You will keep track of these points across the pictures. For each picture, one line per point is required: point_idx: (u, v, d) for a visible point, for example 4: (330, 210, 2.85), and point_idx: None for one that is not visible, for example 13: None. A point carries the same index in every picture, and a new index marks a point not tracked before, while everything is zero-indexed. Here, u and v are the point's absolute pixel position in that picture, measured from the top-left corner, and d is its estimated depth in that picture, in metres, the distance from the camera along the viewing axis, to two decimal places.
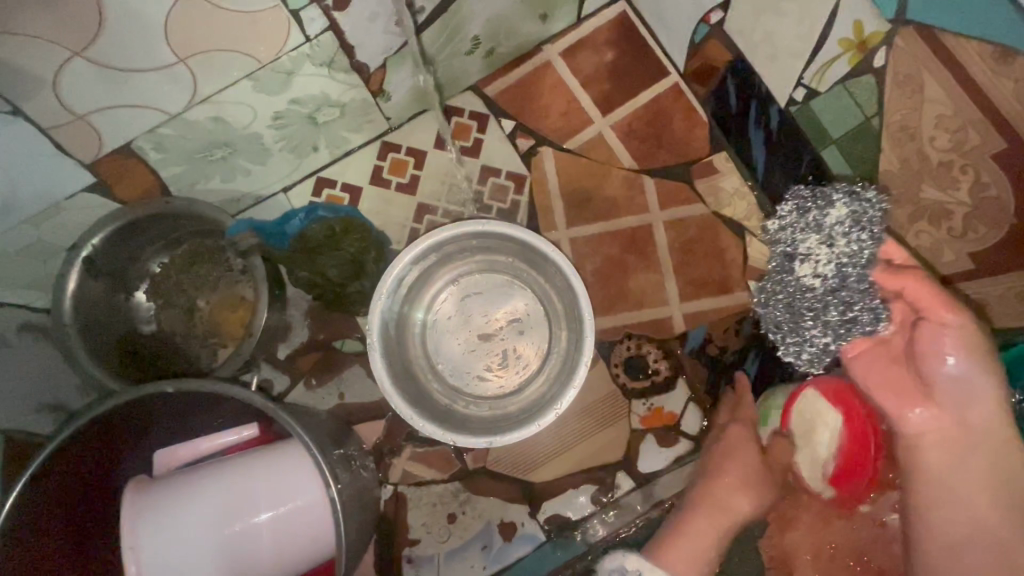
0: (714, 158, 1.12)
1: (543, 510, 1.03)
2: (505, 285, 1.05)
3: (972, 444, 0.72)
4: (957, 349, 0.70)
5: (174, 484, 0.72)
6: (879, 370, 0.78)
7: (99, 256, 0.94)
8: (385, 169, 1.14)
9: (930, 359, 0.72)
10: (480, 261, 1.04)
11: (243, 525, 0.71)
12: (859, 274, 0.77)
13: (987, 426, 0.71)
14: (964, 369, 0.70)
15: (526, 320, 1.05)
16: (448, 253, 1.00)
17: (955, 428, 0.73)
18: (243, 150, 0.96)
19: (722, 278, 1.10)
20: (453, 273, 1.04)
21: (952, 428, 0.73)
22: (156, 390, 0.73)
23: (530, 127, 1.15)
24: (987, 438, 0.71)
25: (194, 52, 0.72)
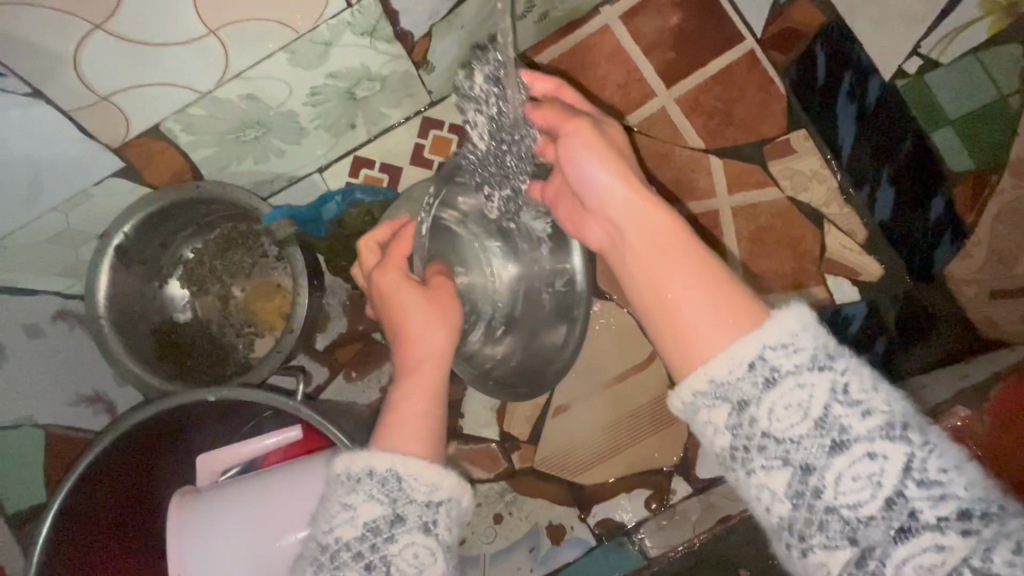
0: (792, 137, 1.00)
1: (593, 513, 0.99)
2: (533, 245, 0.90)
3: (654, 237, 0.60)
4: (628, 161, 0.66)
5: (200, 502, 0.68)
6: (564, 201, 0.75)
7: (130, 245, 0.89)
8: (427, 149, 1.09)
9: (573, 157, 0.66)
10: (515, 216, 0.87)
11: (273, 545, 0.66)
12: (519, 155, 0.76)
13: (624, 207, 0.63)
14: (608, 177, 0.64)
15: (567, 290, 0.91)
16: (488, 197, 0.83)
17: (620, 202, 0.63)
18: (276, 130, 0.89)
19: (792, 271, 1.00)
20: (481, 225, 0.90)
21: (620, 222, 0.63)
22: (200, 396, 0.71)
23: (584, 102, 1.05)
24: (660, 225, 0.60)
25: (226, 23, 0.64)
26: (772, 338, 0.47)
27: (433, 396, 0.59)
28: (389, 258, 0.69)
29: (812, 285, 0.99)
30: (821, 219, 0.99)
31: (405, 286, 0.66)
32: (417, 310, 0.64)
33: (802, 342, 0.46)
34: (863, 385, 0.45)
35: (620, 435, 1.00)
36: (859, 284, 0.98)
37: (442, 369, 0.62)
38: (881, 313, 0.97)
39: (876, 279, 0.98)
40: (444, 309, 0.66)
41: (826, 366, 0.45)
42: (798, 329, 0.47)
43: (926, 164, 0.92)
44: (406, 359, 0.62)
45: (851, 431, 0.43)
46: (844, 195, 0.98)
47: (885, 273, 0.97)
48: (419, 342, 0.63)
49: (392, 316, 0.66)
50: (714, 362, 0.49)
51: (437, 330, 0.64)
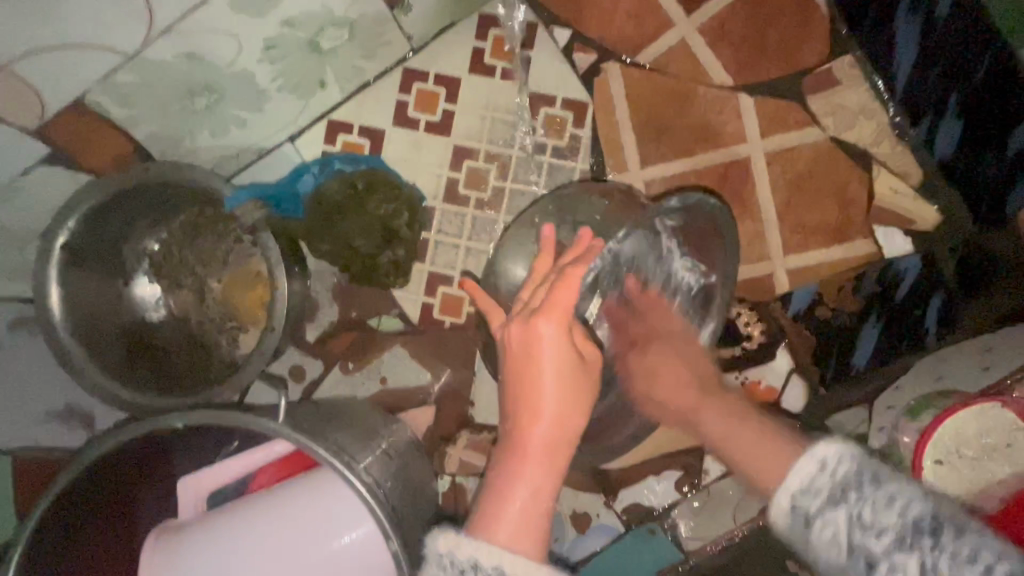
0: (834, 65, 0.86)
1: (620, 499, 0.92)
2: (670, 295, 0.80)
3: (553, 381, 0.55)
4: (670, 376, 0.74)
5: (243, 511, 0.60)
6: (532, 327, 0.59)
7: (78, 242, 0.77)
8: (410, 105, 0.91)
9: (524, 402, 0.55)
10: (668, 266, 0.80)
11: (335, 546, 0.59)
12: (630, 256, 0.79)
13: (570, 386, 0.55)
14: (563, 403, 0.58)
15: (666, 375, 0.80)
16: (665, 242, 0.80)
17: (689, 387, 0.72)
18: (233, 94, 0.77)
19: (836, 224, 0.88)
20: (619, 259, 0.79)
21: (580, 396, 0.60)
22: (164, 425, 0.60)
23: (589, 37, 0.89)
24: (696, 402, 0.70)
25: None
26: (796, 483, 0.47)
27: (552, 486, 0.52)
28: (549, 300, 0.55)
29: (859, 239, 0.88)
30: (869, 160, 0.87)
31: (561, 346, 0.55)
32: (556, 382, 0.54)
33: (820, 483, 0.45)
34: (876, 502, 0.42)
35: None
36: (911, 234, 0.87)
37: (564, 458, 0.54)
38: (937, 268, 0.86)
39: (931, 227, 0.86)
40: (583, 389, 0.55)
41: (854, 496, 0.43)
42: (817, 471, 0.45)
43: (1006, 82, 0.73)
44: (527, 438, 0.53)
45: (874, 554, 0.42)
46: (896, 133, 0.86)
47: (942, 219, 0.86)
48: (548, 421, 0.53)
49: (525, 373, 0.55)
50: (781, 490, 0.48)
51: (573, 413, 0.54)
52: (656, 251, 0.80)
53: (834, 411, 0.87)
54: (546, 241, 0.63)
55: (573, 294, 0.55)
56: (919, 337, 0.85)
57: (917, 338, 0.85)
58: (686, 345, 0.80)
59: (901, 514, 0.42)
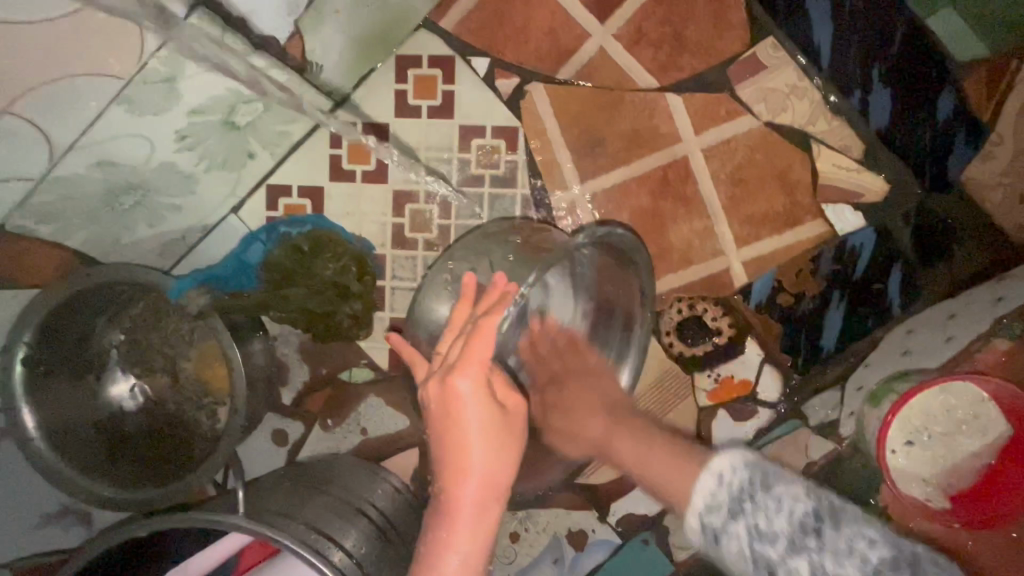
0: (758, 49, 0.84)
1: (613, 512, 0.92)
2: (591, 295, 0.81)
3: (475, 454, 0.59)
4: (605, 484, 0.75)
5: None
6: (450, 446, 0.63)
7: (37, 354, 0.79)
8: (344, 158, 0.90)
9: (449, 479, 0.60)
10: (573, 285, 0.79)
11: None
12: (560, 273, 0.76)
13: (486, 452, 0.59)
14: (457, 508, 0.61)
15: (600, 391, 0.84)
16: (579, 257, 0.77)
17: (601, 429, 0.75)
18: (158, 188, 0.77)
19: (786, 209, 0.87)
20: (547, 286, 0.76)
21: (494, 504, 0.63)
22: (129, 536, 0.61)
23: (508, 62, 0.88)
24: (606, 433, 0.74)
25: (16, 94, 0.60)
26: (704, 497, 0.57)
27: (478, 555, 0.58)
28: (465, 356, 0.59)
29: (810, 219, 0.86)
30: (808, 140, 0.85)
31: (475, 400, 0.59)
32: (480, 441, 0.59)
33: (722, 495, 0.56)
34: (839, 548, 0.50)
35: None
36: (862, 206, 0.85)
37: (492, 515, 0.60)
38: (893, 238, 0.84)
39: (881, 198, 0.84)
40: (508, 442, 0.60)
41: (749, 497, 0.54)
42: (716, 484, 0.56)
43: (917, 53, 0.80)
44: (456, 501, 0.58)
45: (773, 560, 0.50)
46: (829, 107, 0.84)
47: (890, 187, 0.84)
48: (475, 480, 0.58)
49: (451, 437, 0.59)
50: (694, 502, 0.57)
51: (500, 469, 0.60)
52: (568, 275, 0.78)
53: (810, 396, 0.86)
54: (467, 288, 0.65)
55: (485, 350, 0.59)
56: (886, 311, 0.84)
57: (883, 311, 0.84)
58: (616, 370, 0.84)
59: (861, 562, 0.49)
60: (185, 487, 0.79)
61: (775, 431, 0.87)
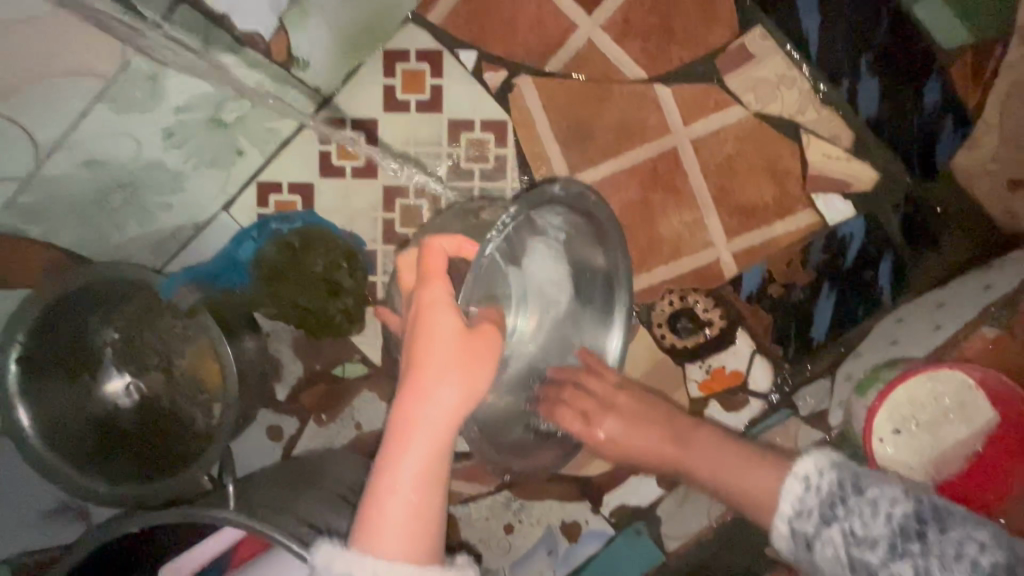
0: (747, 39, 0.84)
1: (606, 503, 0.92)
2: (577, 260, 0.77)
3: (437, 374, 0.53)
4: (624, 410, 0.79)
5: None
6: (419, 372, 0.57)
7: (32, 352, 0.80)
8: (333, 154, 0.90)
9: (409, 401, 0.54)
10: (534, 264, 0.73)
11: None
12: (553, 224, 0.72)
13: (450, 374, 0.53)
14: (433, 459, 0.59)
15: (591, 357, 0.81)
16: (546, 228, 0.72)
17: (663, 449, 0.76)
18: (148, 186, 0.78)
19: (775, 199, 0.86)
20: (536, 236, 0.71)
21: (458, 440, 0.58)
22: (122, 531, 0.62)
23: (495, 55, 0.88)
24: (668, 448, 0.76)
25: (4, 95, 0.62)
26: (789, 509, 0.60)
27: (429, 492, 0.52)
28: (427, 270, 0.55)
29: (801, 210, 0.86)
30: (798, 130, 0.85)
31: (443, 314, 0.53)
32: (444, 360, 0.52)
33: (809, 501, 0.59)
34: (863, 512, 0.55)
35: None
36: (853, 196, 0.85)
37: (449, 440, 0.53)
38: (883, 226, 0.84)
39: (871, 187, 0.84)
40: (476, 365, 0.54)
41: (840, 501, 0.57)
42: (803, 488, 0.60)
43: (904, 42, 0.79)
44: (412, 419, 0.52)
45: (874, 565, 0.53)
46: (818, 96, 0.83)
47: (881, 176, 0.84)
48: (433, 399, 0.52)
49: (416, 351, 0.53)
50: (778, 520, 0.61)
51: (459, 389, 0.53)
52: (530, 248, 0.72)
53: (801, 386, 0.87)
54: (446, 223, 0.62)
55: (451, 266, 0.55)
56: (876, 300, 0.85)
57: (873, 301, 0.85)
58: (600, 329, 0.82)
59: (888, 519, 0.54)
60: (182, 482, 0.80)
61: (765, 421, 0.88)
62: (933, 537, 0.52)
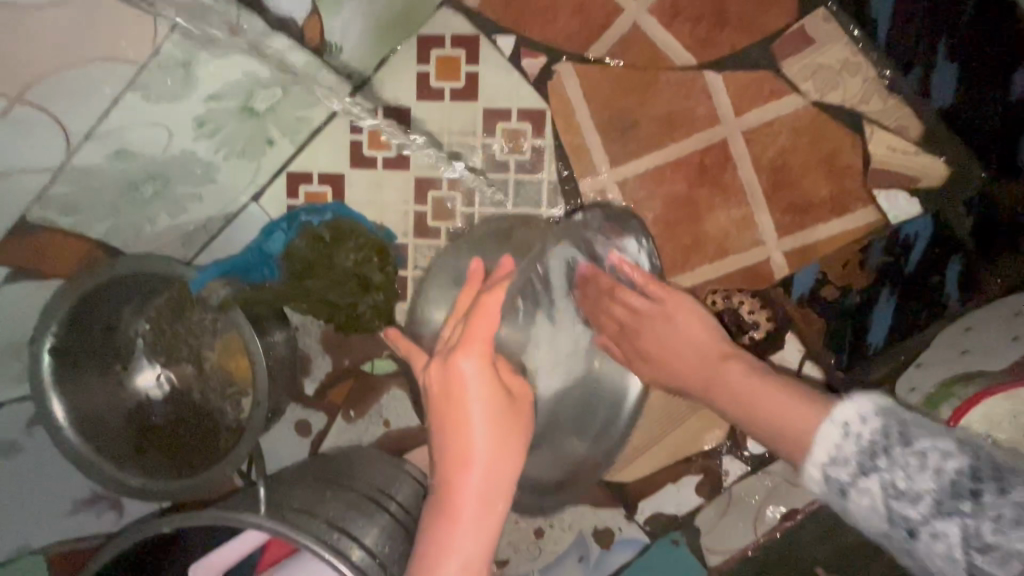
0: (805, 23, 0.78)
1: (641, 511, 0.88)
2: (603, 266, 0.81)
3: (478, 448, 0.56)
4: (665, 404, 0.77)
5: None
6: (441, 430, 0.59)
7: (65, 343, 0.79)
8: (364, 144, 0.87)
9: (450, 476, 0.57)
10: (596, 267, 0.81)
11: None
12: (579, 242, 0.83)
13: (491, 447, 0.57)
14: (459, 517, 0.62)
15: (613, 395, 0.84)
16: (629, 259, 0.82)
17: (693, 377, 0.73)
18: (179, 177, 0.76)
19: (832, 196, 0.81)
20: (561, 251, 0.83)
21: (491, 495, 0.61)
22: (152, 531, 0.61)
23: (534, 40, 0.83)
24: (706, 364, 0.72)
25: (23, 80, 0.61)
26: (824, 455, 0.53)
27: (483, 553, 0.56)
28: (467, 336, 0.58)
29: (860, 207, 0.80)
30: (859, 121, 0.79)
31: (481, 381, 0.58)
32: (483, 429, 0.57)
33: (847, 449, 0.51)
34: (908, 466, 0.47)
35: (655, 423, 0.86)
36: (917, 192, 0.79)
37: (497, 504, 0.57)
38: (950, 224, 0.78)
39: (940, 183, 0.78)
40: (508, 425, 0.58)
41: (882, 453, 0.49)
42: (842, 437, 0.52)
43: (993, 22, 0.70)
44: (459, 492, 0.56)
45: (912, 519, 0.46)
46: (884, 84, 0.78)
47: (951, 173, 0.78)
48: (477, 468, 0.56)
49: (456, 425, 0.57)
50: (811, 465, 0.54)
51: (503, 454, 0.57)
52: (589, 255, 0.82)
53: (856, 397, 0.81)
54: (474, 272, 0.67)
55: (487, 325, 0.58)
56: (940, 305, 0.78)
57: (937, 306, 0.78)
58: (622, 365, 0.83)
59: (937, 476, 0.45)
60: (211, 477, 0.78)
61: None
62: (989, 498, 0.44)
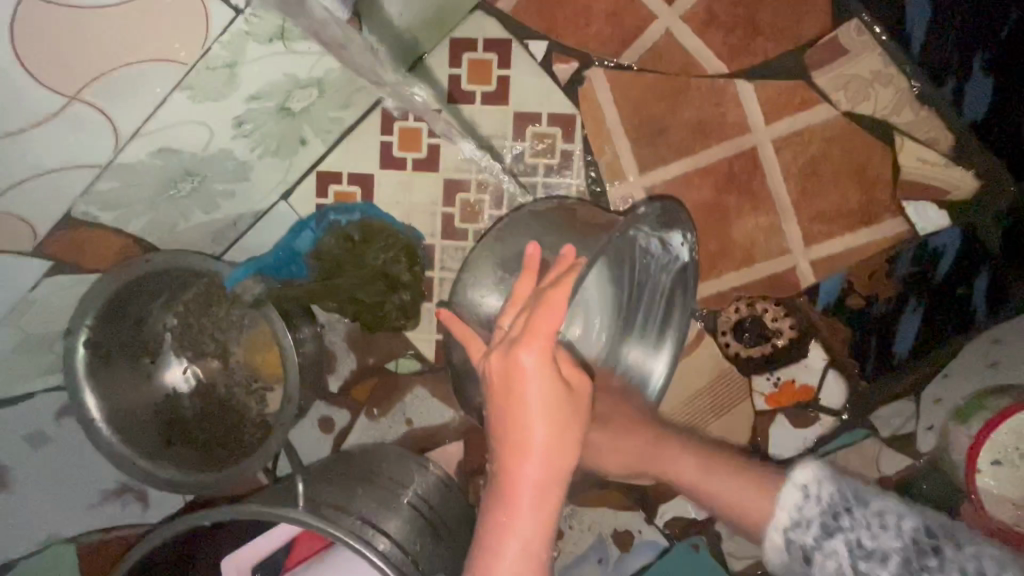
0: (839, 34, 0.79)
1: (661, 513, 0.88)
2: (642, 257, 0.74)
3: (535, 443, 0.49)
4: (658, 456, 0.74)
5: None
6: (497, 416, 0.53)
7: (97, 337, 0.80)
8: (394, 145, 0.88)
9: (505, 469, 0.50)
10: (636, 264, 0.73)
11: None
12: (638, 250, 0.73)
13: (549, 444, 0.49)
14: None
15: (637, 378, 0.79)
16: (669, 251, 0.76)
17: (646, 449, 0.70)
18: (215, 174, 0.76)
19: (861, 205, 0.81)
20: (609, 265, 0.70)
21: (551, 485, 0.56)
22: (192, 524, 0.62)
23: (566, 45, 0.84)
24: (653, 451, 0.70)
25: (83, 84, 0.56)
26: (786, 518, 0.49)
27: (542, 563, 0.49)
28: (530, 328, 0.49)
29: (889, 217, 0.81)
30: (890, 132, 0.80)
31: (542, 374, 0.49)
32: (544, 430, 0.49)
33: (809, 511, 0.48)
34: (871, 525, 0.45)
35: (677, 427, 0.87)
36: (946, 204, 0.79)
37: (556, 501, 0.50)
38: (980, 236, 0.78)
39: (970, 196, 0.79)
40: (568, 426, 0.50)
41: (843, 513, 0.46)
42: (801, 498, 0.49)
43: None
44: (513, 486, 0.49)
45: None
46: (915, 95, 0.78)
47: (981, 186, 0.78)
48: (536, 461, 0.49)
49: (513, 418, 0.50)
50: (774, 530, 0.50)
51: (565, 449, 0.50)
52: (632, 250, 0.72)
53: (879, 406, 0.82)
54: (530, 257, 0.53)
55: (553, 321, 0.49)
56: (968, 318, 0.78)
57: (965, 319, 0.79)
58: (653, 346, 0.79)
59: (897, 534, 0.44)
60: (239, 473, 0.79)
61: (839, 439, 0.83)
62: (949, 552, 0.43)
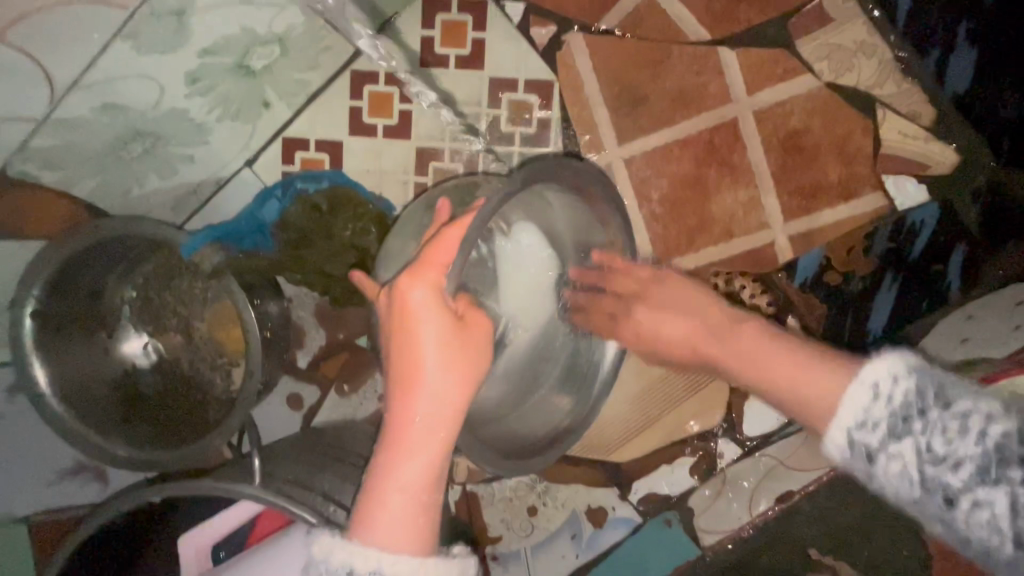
0: (825, 0, 0.76)
1: (635, 490, 0.88)
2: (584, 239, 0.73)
3: (427, 376, 0.49)
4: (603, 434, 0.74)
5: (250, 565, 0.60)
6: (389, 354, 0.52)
7: (49, 308, 0.76)
8: (365, 110, 0.83)
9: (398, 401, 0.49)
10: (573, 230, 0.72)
11: None
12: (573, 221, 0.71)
13: (440, 375, 0.49)
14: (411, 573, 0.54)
15: (587, 369, 0.77)
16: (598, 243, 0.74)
17: None
18: (170, 135, 0.75)
19: (841, 180, 0.80)
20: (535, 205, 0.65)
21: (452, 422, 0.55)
22: (145, 499, 0.60)
23: (545, 8, 0.80)
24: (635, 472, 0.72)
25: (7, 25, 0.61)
26: (850, 419, 0.45)
27: (433, 489, 0.49)
28: (418, 260, 0.50)
29: (868, 192, 0.79)
30: (872, 104, 0.78)
31: (433, 305, 0.49)
32: (436, 354, 0.48)
33: (878, 412, 0.44)
34: (947, 429, 0.41)
35: (651, 402, 0.86)
36: (927, 179, 0.79)
37: (452, 430, 0.50)
38: (957, 213, 0.78)
39: (951, 171, 0.78)
40: (468, 351, 0.50)
41: (918, 417, 0.42)
42: (871, 400, 0.44)
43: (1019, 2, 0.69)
44: (406, 417, 0.49)
45: (953, 488, 0.40)
46: (898, 67, 0.77)
47: (962, 161, 0.77)
48: (430, 391, 0.49)
49: (405, 350, 0.49)
50: (834, 428, 0.46)
51: (459, 378, 0.49)
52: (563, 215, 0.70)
53: None
54: (439, 212, 0.59)
55: (445, 252, 0.50)
56: (942, 295, 0.79)
57: (936, 296, 0.79)
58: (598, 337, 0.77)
59: (980, 440, 0.39)
60: (201, 449, 0.76)
61: None
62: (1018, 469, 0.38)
